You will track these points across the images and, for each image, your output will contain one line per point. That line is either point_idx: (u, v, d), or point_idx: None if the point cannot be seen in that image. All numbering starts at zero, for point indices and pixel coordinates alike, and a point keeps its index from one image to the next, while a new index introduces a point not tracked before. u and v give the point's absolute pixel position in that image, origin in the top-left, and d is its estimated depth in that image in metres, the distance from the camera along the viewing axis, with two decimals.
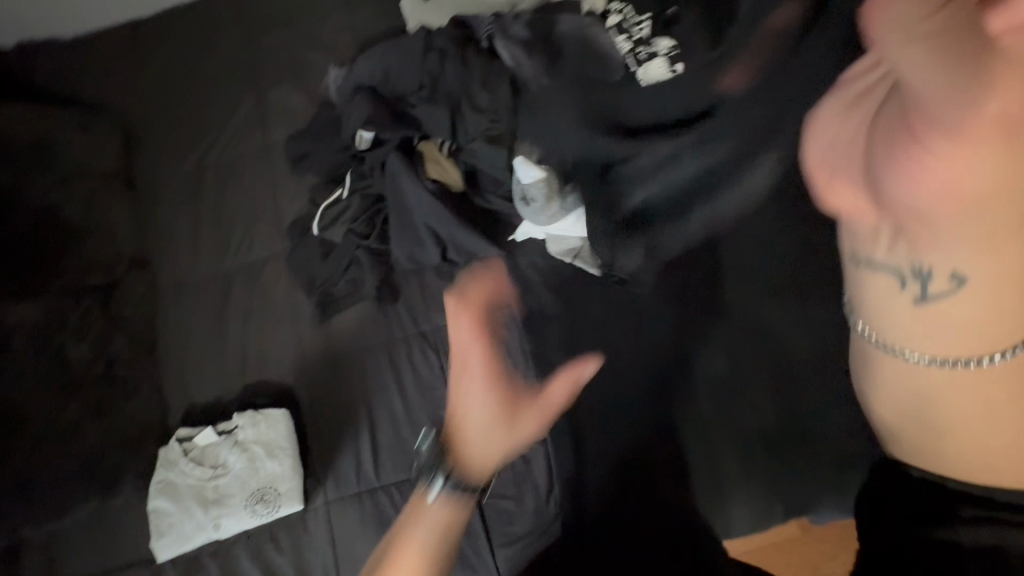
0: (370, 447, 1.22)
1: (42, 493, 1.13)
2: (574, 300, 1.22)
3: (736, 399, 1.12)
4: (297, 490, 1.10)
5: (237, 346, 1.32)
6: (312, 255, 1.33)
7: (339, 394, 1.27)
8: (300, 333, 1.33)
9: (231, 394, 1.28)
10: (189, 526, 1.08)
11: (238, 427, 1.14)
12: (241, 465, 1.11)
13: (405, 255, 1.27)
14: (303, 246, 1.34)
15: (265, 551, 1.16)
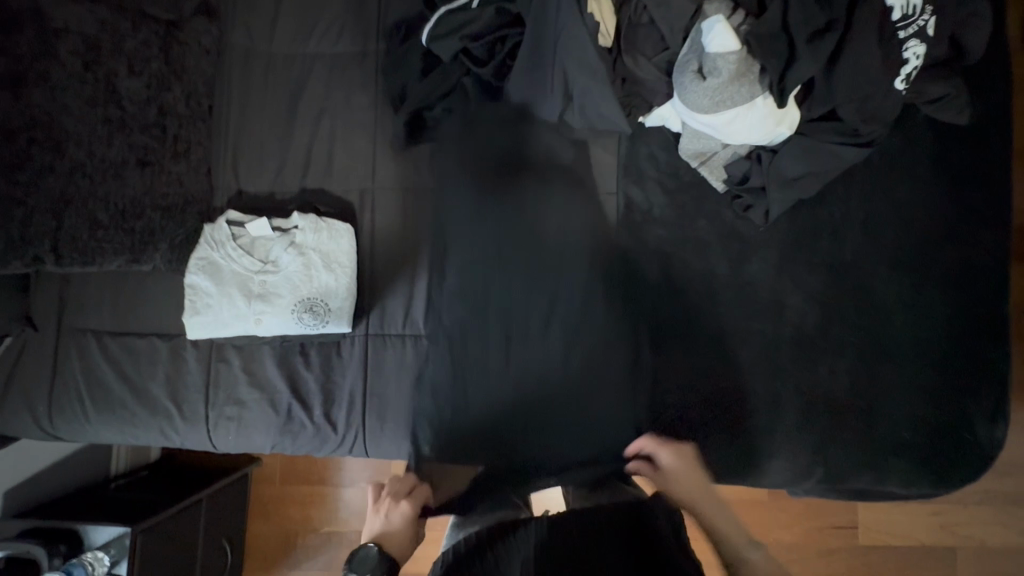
0: (424, 287, 1.14)
1: (96, 227, 1.03)
2: (684, 211, 1.14)
3: (808, 358, 1.10)
4: (349, 311, 1.01)
5: (305, 139, 1.18)
6: (410, 67, 1.14)
7: (403, 227, 1.16)
8: (378, 149, 1.18)
9: (287, 194, 1.16)
10: (227, 316, 0.99)
11: (297, 228, 1.03)
12: (294, 268, 1.01)
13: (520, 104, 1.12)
14: (404, 51, 1.15)
15: (292, 363, 1.11)
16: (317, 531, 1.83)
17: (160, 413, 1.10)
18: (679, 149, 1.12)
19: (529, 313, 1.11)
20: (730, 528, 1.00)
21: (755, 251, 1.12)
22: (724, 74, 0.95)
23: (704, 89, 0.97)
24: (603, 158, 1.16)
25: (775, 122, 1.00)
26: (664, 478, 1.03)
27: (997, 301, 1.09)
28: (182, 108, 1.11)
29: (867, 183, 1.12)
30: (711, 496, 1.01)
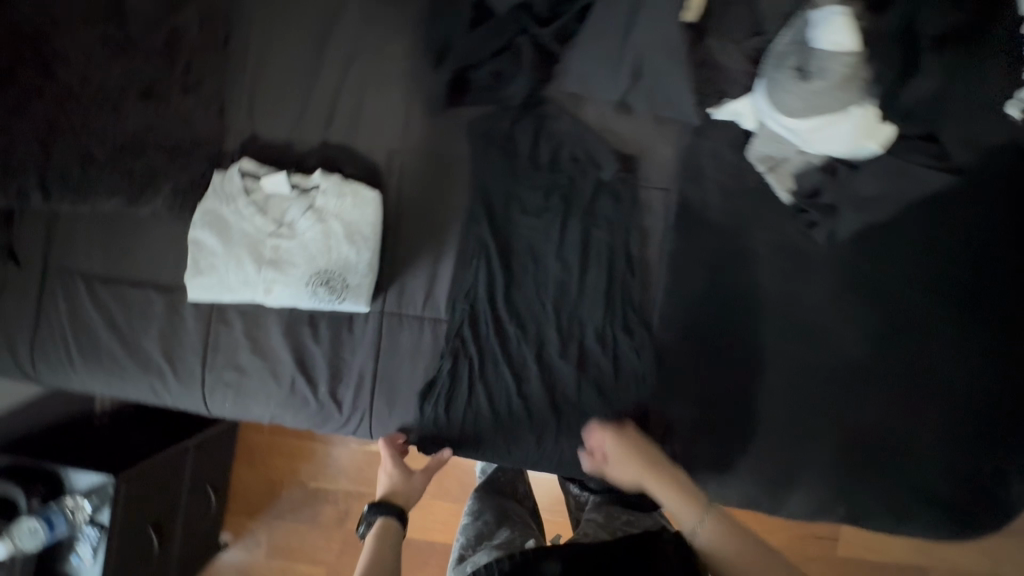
0: (449, 268, 1.05)
1: (92, 161, 0.91)
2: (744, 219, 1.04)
3: (846, 392, 1.03)
4: (368, 289, 0.92)
5: (332, 85, 1.05)
6: (459, 16, 1.00)
7: (432, 199, 1.05)
8: (411, 106, 1.05)
9: (306, 146, 1.04)
10: (234, 279, 0.90)
11: (318, 189, 0.93)
12: (312, 235, 0.91)
13: (578, 77, 0.99)
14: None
15: (299, 334, 1.03)
16: (303, 485, 1.80)
17: (153, 370, 1.02)
18: (747, 151, 1.01)
19: (559, 310, 1.04)
20: (673, 503, 0.96)
21: (811, 272, 1.03)
22: (829, 74, 0.86)
23: (808, 92, 0.88)
24: (663, 149, 1.03)
25: (877, 137, 0.91)
26: (608, 463, 0.99)
27: None
28: (193, 33, 0.99)
29: (941, 214, 1.03)
30: (664, 470, 0.97)
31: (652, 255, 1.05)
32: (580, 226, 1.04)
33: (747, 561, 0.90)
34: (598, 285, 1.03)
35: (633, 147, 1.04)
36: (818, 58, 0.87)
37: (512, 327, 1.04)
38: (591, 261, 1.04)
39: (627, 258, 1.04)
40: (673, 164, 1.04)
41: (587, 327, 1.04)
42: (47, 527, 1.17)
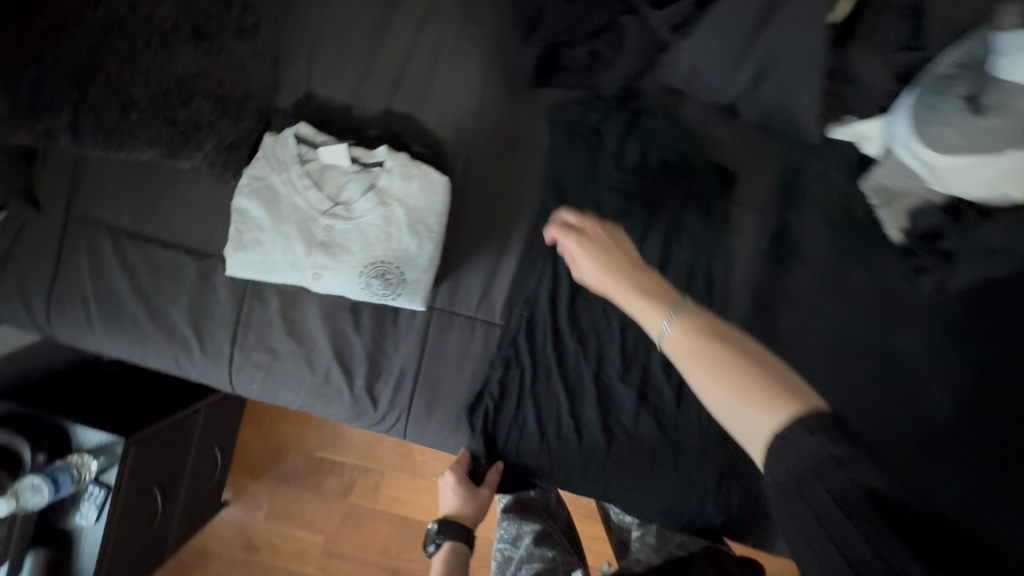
0: (508, 268, 0.95)
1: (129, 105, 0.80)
2: (844, 253, 0.93)
3: None
4: (425, 287, 0.83)
5: (402, 47, 0.93)
6: None
7: (499, 189, 0.95)
8: (486, 81, 0.94)
9: (367, 113, 0.93)
10: (279, 259, 0.80)
11: (382, 168, 0.82)
12: (370, 219, 0.81)
13: (684, 71, 0.87)
14: None
15: (339, 321, 0.94)
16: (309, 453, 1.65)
17: (177, 341, 0.94)
18: (863, 180, 0.90)
19: (624, 330, 0.94)
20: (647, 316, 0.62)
21: (913, 323, 0.92)
22: (1008, 111, 0.73)
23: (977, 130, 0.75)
24: (761, 165, 0.93)
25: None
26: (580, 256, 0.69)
27: None
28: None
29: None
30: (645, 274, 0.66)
31: (735, 280, 0.94)
32: (660, 239, 0.93)
33: (714, 364, 0.54)
34: None
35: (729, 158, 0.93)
36: (997, 92, 0.74)
37: (571, 342, 0.94)
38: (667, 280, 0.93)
39: (706, 281, 0.94)
40: (770, 183, 0.93)
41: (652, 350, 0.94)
42: (52, 487, 1.08)
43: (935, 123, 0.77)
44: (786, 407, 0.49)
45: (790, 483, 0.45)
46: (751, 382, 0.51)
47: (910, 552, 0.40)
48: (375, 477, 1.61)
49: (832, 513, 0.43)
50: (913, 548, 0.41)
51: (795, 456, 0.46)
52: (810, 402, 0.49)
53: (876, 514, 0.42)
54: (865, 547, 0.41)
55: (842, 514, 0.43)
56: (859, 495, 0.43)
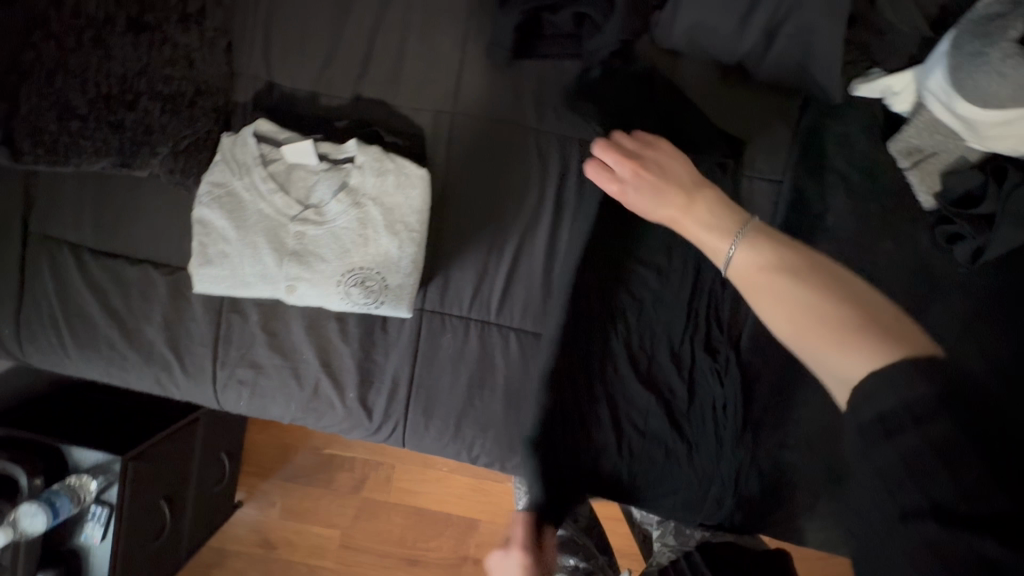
0: (499, 264, 0.88)
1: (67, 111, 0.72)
2: (867, 223, 0.84)
3: None
4: (411, 291, 0.76)
5: (367, 26, 0.84)
6: None
7: (484, 176, 0.87)
8: (463, 57, 0.85)
9: (335, 102, 0.85)
10: (248, 272, 0.73)
11: (354, 164, 0.74)
12: (345, 222, 0.74)
13: (685, 29, 0.77)
14: None
15: (324, 330, 0.89)
16: (316, 450, 1.52)
17: (156, 361, 0.89)
18: (891, 140, 0.80)
19: (630, 321, 0.87)
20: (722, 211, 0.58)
21: (941, 297, 0.84)
22: None
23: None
24: (773, 130, 0.84)
25: None
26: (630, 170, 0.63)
27: None
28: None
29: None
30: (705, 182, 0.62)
31: None
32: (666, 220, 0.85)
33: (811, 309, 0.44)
34: (678, 291, 0.87)
35: (737, 126, 0.84)
36: None
37: (572, 338, 0.87)
38: (672, 263, 0.87)
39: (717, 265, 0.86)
40: (784, 150, 0.84)
41: (661, 340, 0.88)
42: (51, 512, 1.02)
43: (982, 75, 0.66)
44: (889, 358, 0.39)
45: (864, 437, 0.38)
46: (843, 323, 0.43)
47: (997, 524, 0.33)
48: (386, 471, 1.50)
49: (903, 475, 0.36)
50: (1000, 521, 0.33)
51: (890, 397, 0.37)
52: (922, 349, 0.40)
53: (962, 486, 0.34)
54: (942, 519, 0.34)
55: (918, 482, 0.35)
56: (938, 452, 0.35)
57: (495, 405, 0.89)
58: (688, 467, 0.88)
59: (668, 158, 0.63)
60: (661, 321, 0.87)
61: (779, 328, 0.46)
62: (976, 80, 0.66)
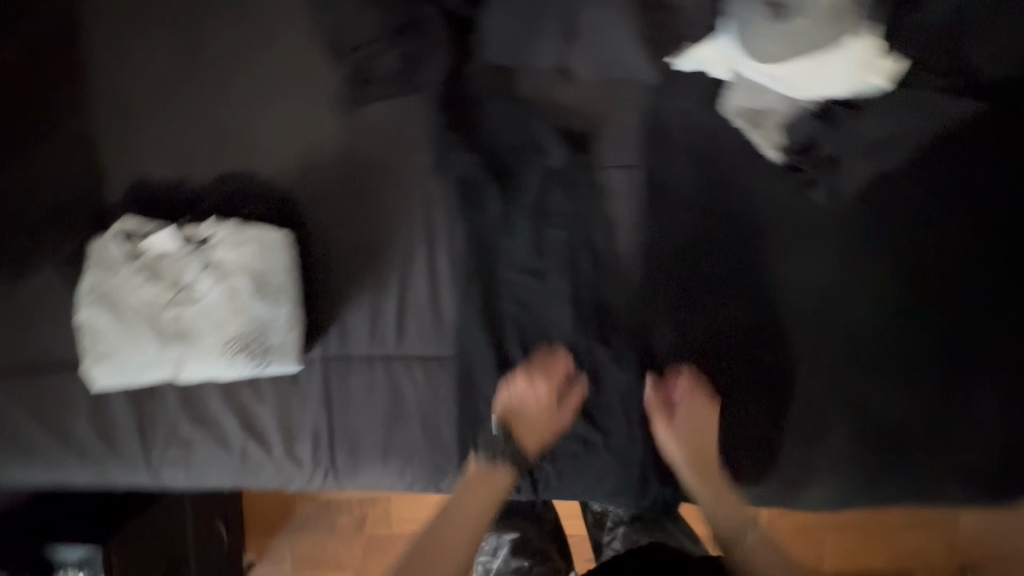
0: (389, 299, 0.91)
1: None
2: (725, 189, 0.86)
3: (857, 372, 0.90)
4: (295, 346, 0.80)
5: (213, 105, 0.88)
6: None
7: (355, 219, 0.90)
8: (310, 114, 0.88)
9: (199, 182, 0.89)
10: (138, 361, 0.78)
11: (214, 240, 0.78)
12: (217, 296, 0.78)
13: (501, 48, 0.83)
14: None
15: (240, 396, 0.93)
16: (314, 499, 1.39)
17: (92, 457, 0.93)
18: (721, 105, 0.84)
19: (521, 327, 0.90)
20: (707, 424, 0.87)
21: (811, 242, 0.87)
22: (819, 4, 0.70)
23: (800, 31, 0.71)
24: (615, 119, 0.86)
25: (890, 77, 0.77)
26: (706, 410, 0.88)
27: None
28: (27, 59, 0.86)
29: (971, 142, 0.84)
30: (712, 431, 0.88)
31: (623, 249, 0.89)
32: (534, 226, 0.88)
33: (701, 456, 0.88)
34: (562, 290, 0.89)
35: (583, 124, 0.87)
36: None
37: (472, 354, 0.91)
38: (551, 265, 0.89)
39: (593, 259, 0.89)
40: (631, 135, 0.86)
41: (557, 340, 0.90)
42: None
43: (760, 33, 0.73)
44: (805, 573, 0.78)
45: None
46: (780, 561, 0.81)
47: None
48: (381, 505, 1.36)
49: None
50: None
51: None
52: None
53: None
54: None
55: None
56: None
57: (415, 432, 0.93)
58: (606, 449, 0.92)
59: (702, 408, 0.87)
60: (553, 321, 0.90)
61: (680, 463, 0.87)
62: (756, 38, 0.73)
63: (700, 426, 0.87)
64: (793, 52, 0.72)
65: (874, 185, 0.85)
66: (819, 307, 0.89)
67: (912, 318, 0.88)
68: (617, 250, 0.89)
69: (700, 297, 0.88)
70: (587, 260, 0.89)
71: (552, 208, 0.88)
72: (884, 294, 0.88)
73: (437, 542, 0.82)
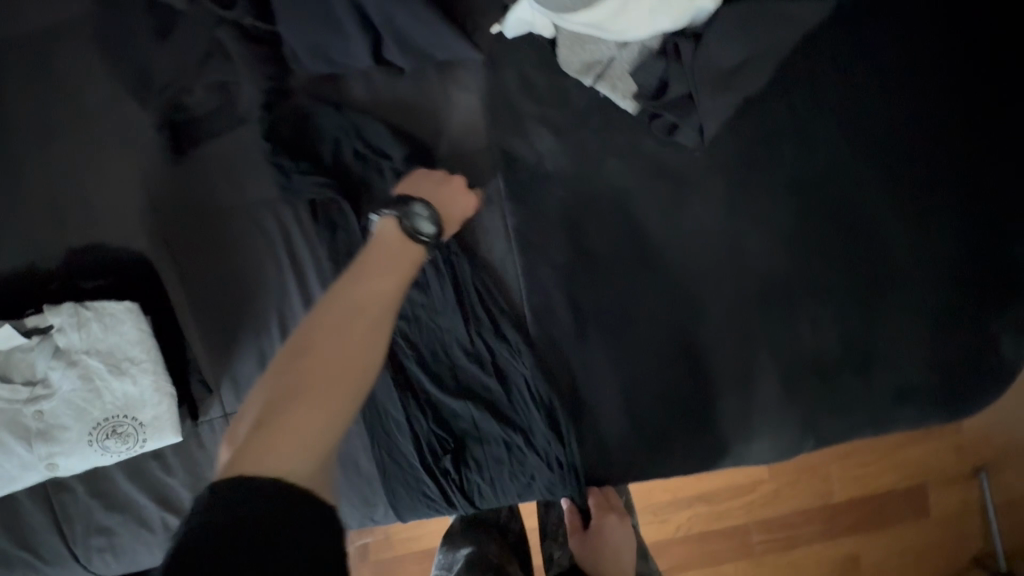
0: (273, 342, 0.86)
1: None
2: (590, 152, 0.80)
3: (773, 311, 0.83)
4: (170, 417, 0.76)
5: (42, 183, 0.83)
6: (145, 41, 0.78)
7: (219, 268, 0.85)
8: (142, 169, 0.82)
9: (49, 266, 0.84)
10: (9, 467, 0.74)
11: (54, 328, 0.73)
12: (71, 385, 0.73)
13: (314, 57, 0.76)
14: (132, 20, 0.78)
15: (148, 473, 0.89)
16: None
17: (16, 565, 0.91)
18: (561, 65, 0.77)
19: (413, 339, 0.86)
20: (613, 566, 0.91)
21: (693, 188, 0.80)
22: None
23: None
24: (459, 104, 0.80)
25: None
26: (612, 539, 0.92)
27: (1004, 176, 0.81)
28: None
29: (828, 48, 0.80)
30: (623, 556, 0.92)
31: (501, 238, 0.83)
32: None
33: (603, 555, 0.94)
34: (447, 294, 0.84)
35: (427, 118, 0.81)
36: None
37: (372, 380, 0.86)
38: (430, 271, 0.84)
39: (472, 256, 0.84)
40: (479, 117, 0.80)
41: (455, 346, 0.86)
42: None
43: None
44: None
45: None
46: None
47: None
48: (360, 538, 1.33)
49: None
50: None
51: None
52: None
53: None
54: None
55: None
56: None
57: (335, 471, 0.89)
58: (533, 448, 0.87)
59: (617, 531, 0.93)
60: (447, 327, 0.85)
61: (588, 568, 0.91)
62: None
63: (620, 546, 0.92)
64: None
65: (746, 111, 0.79)
66: (720, 254, 0.82)
67: (820, 244, 0.82)
68: (494, 241, 0.83)
69: (592, 271, 0.83)
70: (466, 257, 0.84)
71: None
72: (784, 226, 0.82)
73: (304, 388, 0.51)
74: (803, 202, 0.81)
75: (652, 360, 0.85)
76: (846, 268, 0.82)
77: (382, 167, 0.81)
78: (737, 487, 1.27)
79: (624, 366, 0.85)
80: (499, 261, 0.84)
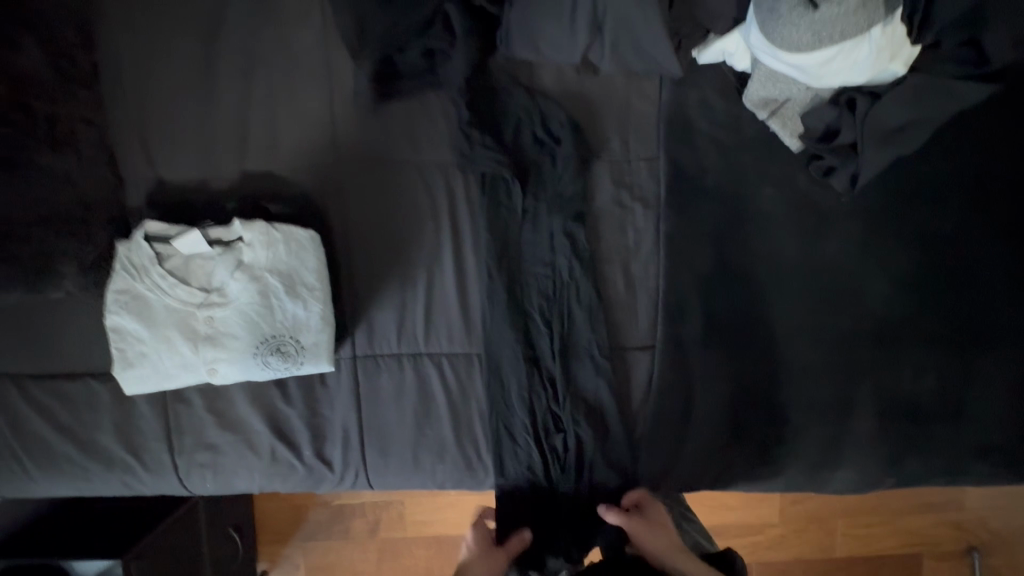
0: (417, 297, 0.91)
1: None
2: (748, 178, 0.88)
3: (880, 354, 0.91)
4: (328, 347, 0.79)
5: (235, 108, 0.87)
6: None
7: (381, 219, 0.90)
8: (334, 113, 0.88)
9: (222, 185, 0.88)
10: (169, 365, 0.77)
11: (243, 242, 0.78)
12: (247, 298, 0.77)
13: (529, 45, 0.81)
14: None
15: (268, 399, 0.92)
16: (326, 505, 1.36)
17: (116, 465, 0.92)
18: (743, 97, 0.85)
19: (549, 320, 0.91)
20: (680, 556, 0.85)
21: (832, 230, 0.89)
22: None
23: (822, 29, 0.69)
24: (640, 113, 0.88)
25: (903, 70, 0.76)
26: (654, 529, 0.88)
27: None
28: (37, 54, 0.78)
29: (973, 127, 0.88)
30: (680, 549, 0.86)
31: (650, 240, 0.90)
32: (561, 221, 0.89)
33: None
34: (590, 283, 0.90)
35: (608, 118, 0.88)
36: None
37: (502, 352, 0.91)
38: (579, 258, 0.89)
39: (619, 251, 0.90)
40: (656, 127, 0.88)
41: (586, 334, 0.91)
42: None
43: (781, 28, 0.71)
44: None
45: None
46: None
47: None
48: (400, 505, 1.36)
49: None
50: None
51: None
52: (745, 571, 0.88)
53: None
54: None
55: None
56: None
57: (445, 428, 0.93)
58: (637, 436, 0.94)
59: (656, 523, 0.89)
60: (582, 314, 0.90)
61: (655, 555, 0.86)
62: (778, 34, 0.72)
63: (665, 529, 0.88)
64: (811, 49, 0.71)
65: (891, 171, 0.88)
66: (843, 295, 0.90)
67: (933, 302, 0.90)
68: (643, 241, 0.90)
69: (726, 286, 0.90)
70: (614, 250, 0.90)
71: (578, 201, 0.89)
72: (905, 279, 0.90)
73: None
74: (927, 260, 0.89)
75: (763, 377, 0.91)
76: (953, 327, 0.90)
77: (558, 154, 0.87)
78: (772, 524, 1.31)
79: (737, 379, 0.91)
80: (643, 261, 0.90)
